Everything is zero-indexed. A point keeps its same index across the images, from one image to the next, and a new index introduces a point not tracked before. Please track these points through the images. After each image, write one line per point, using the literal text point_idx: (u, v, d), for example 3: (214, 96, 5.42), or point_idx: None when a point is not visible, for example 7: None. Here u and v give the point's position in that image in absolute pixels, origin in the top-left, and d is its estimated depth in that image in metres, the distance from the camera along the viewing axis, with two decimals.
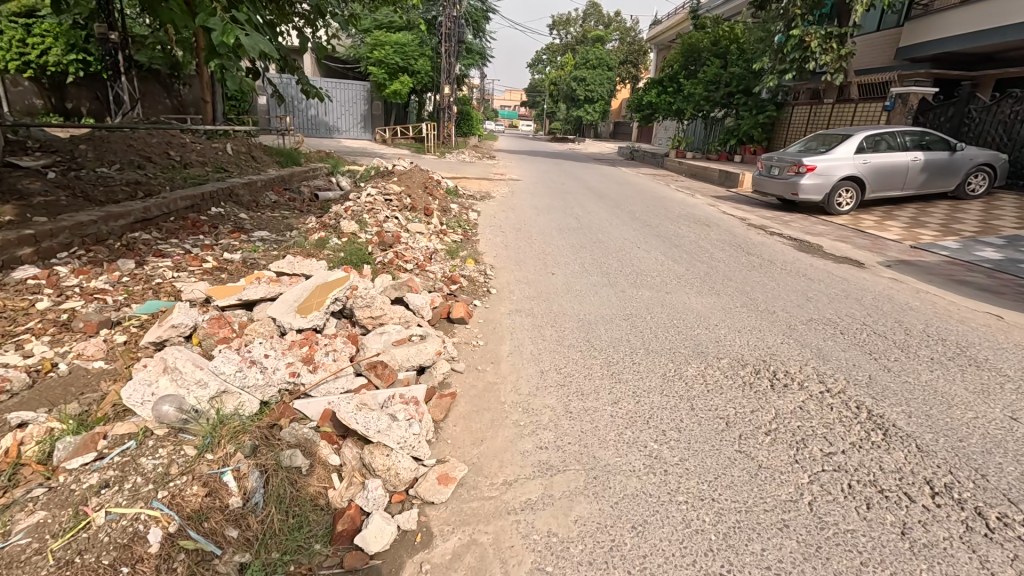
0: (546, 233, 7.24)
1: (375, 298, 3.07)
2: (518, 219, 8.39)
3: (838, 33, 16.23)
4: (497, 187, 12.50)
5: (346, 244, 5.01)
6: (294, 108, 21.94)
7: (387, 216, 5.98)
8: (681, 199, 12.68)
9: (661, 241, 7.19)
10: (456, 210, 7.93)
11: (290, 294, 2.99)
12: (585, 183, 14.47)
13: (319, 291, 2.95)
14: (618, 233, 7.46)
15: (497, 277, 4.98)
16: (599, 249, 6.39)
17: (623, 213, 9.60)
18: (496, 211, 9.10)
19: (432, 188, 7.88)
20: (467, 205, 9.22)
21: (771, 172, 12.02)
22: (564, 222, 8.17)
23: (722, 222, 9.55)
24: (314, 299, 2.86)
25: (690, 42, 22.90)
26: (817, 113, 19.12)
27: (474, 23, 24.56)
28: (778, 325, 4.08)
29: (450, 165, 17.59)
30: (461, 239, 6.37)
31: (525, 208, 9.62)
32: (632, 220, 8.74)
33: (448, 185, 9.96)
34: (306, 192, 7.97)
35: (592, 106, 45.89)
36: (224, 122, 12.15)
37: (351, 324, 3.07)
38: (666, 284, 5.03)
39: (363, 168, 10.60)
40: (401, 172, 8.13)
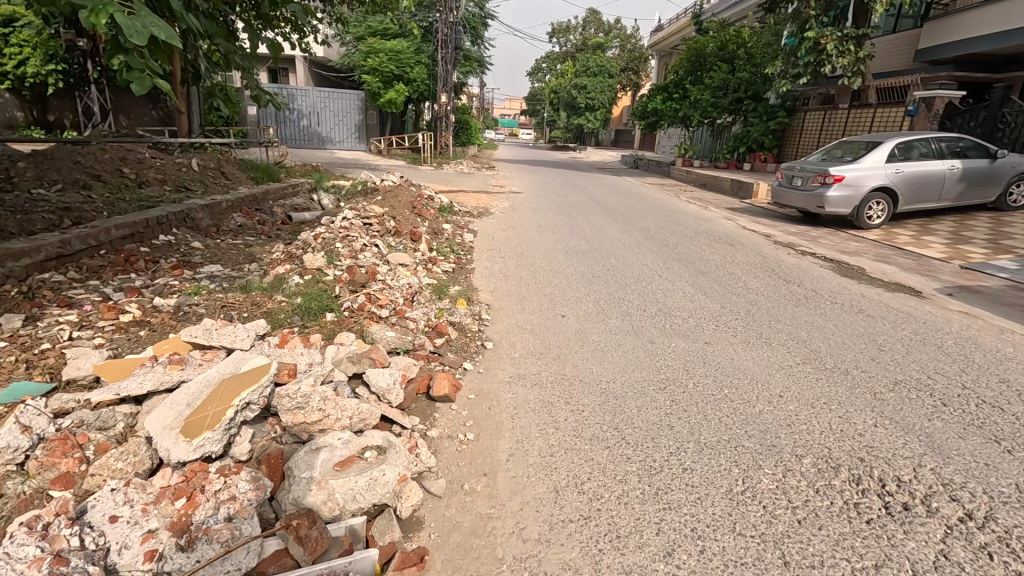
0: (552, 258, 6.33)
1: (310, 393, 2.13)
2: (519, 240, 7.48)
3: (854, 35, 15.40)
4: (497, 201, 11.59)
5: (308, 283, 4.07)
6: (285, 119, 21.21)
7: (365, 244, 5.06)
8: (695, 213, 11.75)
9: (684, 267, 6.24)
10: (450, 232, 7.02)
11: (182, 392, 2.04)
12: (591, 195, 13.57)
13: (221, 391, 2.00)
14: (633, 257, 6.55)
15: (494, 322, 4.04)
16: (614, 279, 5.45)
17: (637, 230, 8.68)
18: (496, 231, 8.19)
19: (422, 207, 6.96)
20: (463, 224, 8.31)
21: (793, 183, 11.10)
22: (571, 243, 7.26)
23: (745, 240, 8.61)
24: (209, 410, 1.91)
25: (695, 47, 22.10)
26: (832, 118, 18.27)
27: (473, 30, 23.83)
28: (861, 395, 3.12)
29: (447, 177, 16.72)
30: (453, 270, 5.45)
31: (528, 225, 8.71)
32: (648, 239, 7.81)
33: (443, 202, 9.05)
34: (281, 212, 7.09)
35: (593, 114, 45.13)
36: (201, 134, 11.27)
37: (276, 431, 2.13)
38: (701, 330, 4.09)
39: (350, 183, 9.71)
40: (389, 190, 7.24)
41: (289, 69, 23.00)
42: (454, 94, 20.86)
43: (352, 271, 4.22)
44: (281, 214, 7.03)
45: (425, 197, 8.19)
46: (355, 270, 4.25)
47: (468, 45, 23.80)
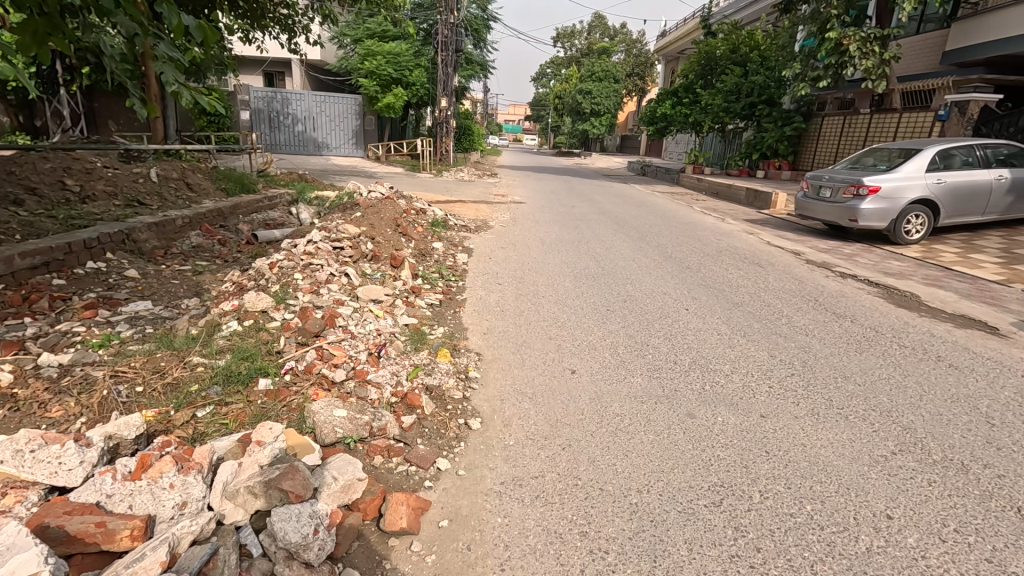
0: (558, 285, 5.43)
1: None
2: (520, 260, 6.60)
3: (878, 36, 14.51)
4: (498, 213, 10.69)
5: (243, 334, 3.17)
6: (280, 124, 20.49)
7: (331, 276, 4.19)
8: (712, 226, 10.83)
9: (713, 296, 5.34)
10: (441, 253, 6.14)
11: None
12: (600, 205, 12.64)
13: None
14: (653, 284, 5.64)
15: (485, 385, 3.14)
16: (632, 316, 4.55)
17: (651, 247, 7.78)
18: (494, 249, 7.29)
19: (408, 223, 6.06)
20: (457, 241, 7.43)
21: (821, 194, 10.16)
22: (579, 265, 6.38)
23: (774, 259, 7.70)
24: None
25: (705, 49, 21.17)
26: (853, 124, 17.36)
27: (474, 33, 23.06)
28: (1004, 515, 2.19)
29: (446, 185, 15.87)
30: (440, 305, 4.56)
31: (530, 242, 7.83)
32: (666, 260, 6.89)
33: (436, 216, 8.18)
34: (247, 228, 6.21)
35: (599, 119, 44.22)
36: (177, 140, 10.44)
37: None
38: (752, 395, 3.16)
39: (334, 194, 8.85)
40: (371, 203, 6.37)
41: (285, 73, 22.28)
42: (455, 98, 20.04)
43: (304, 314, 3.36)
44: (248, 231, 6.17)
45: (415, 212, 7.32)
46: (309, 313, 3.37)
47: (470, 49, 23.04)
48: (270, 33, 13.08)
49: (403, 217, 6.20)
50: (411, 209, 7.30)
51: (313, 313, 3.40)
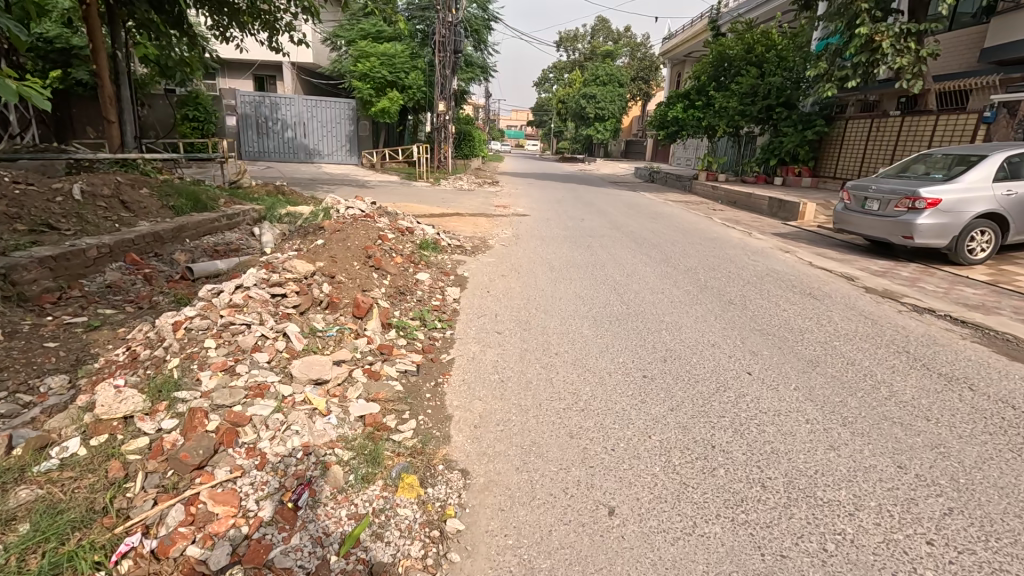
0: (574, 334, 4.23)
1: None
2: (525, 294, 5.40)
3: (914, 31, 13.28)
4: (498, 228, 9.51)
5: (79, 472, 1.98)
6: (268, 130, 19.43)
7: (260, 343, 2.98)
8: (739, 242, 9.62)
9: (775, 348, 4.13)
10: (427, 287, 4.94)
11: None
12: (611, 218, 11.47)
13: None
14: (691, 330, 4.45)
15: (471, 554, 1.90)
16: (679, 388, 3.35)
17: (680, 273, 6.57)
18: (494, 276, 6.09)
19: (384, 250, 4.85)
20: (450, 268, 6.24)
21: (866, 207, 8.92)
22: (597, 301, 5.18)
23: (825, 287, 6.49)
24: None
25: (719, 49, 19.85)
26: (881, 127, 16.13)
27: (475, 34, 22.00)
28: None
29: (443, 195, 14.74)
30: (417, 374, 3.35)
31: (536, 266, 6.64)
32: (701, 292, 5.69)
33: (427, 237, 6.98)
34: (187, 258, 5.04)
35: (603, 124, 43.12)
36: (135, 147, 9.25)
37: None
38: (911, 569, 1.92)
39: (310, 210, 7.69)
40: (341, 225, 5.18)
41: (277, 77, 21.35)
42: (453, 102, 18.89)
43: (189, 427, 2.17)
44: (188, 261, 4.99)
45: (397, 234, 6.13)
46: (198, 423, 2.19)
47: (469, 51, 21.97)
48: (250, 31, 11.99)
49: (381, 241, 5.01)
50: (392, 231, 6.10)
51: (205, 422, 2.21)
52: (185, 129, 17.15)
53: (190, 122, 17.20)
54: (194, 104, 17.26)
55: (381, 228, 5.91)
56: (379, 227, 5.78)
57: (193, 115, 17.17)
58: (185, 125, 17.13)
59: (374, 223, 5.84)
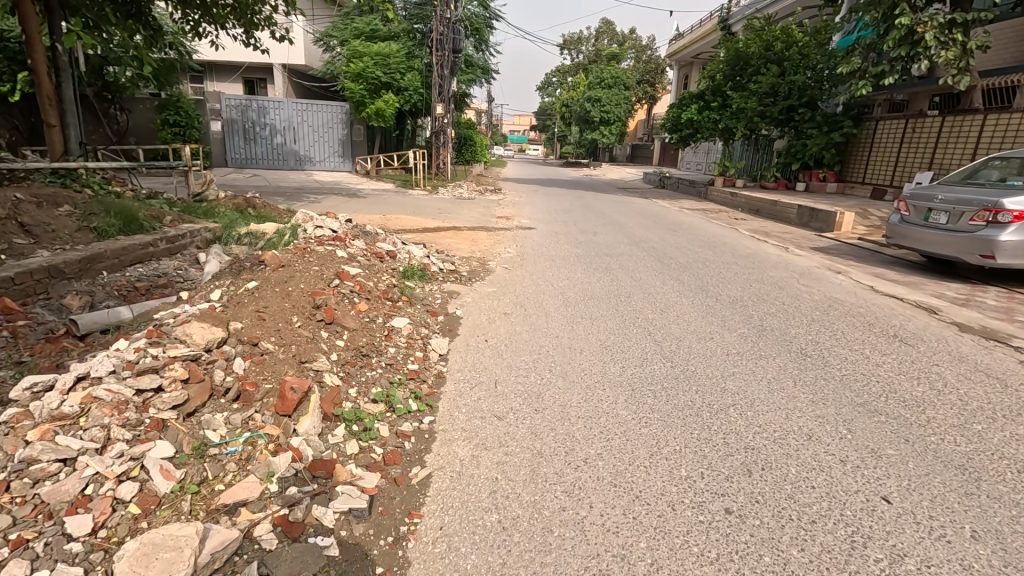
0: (606, 421, 2.96)
1: None
2: (535, 343, 4.13)
3: (960, 22, 12.00)
4: (500, 246, 8.28)
5: None
6: (256, 136, 18.26)
7: (86, 493, 1.82)
8: (777, 259, 8.36)
9: (897, 441, 2.86)
10: (404, 340, 3.68)
11: None
12: (628, 231, 10.23)
13: None
14: (769, 410, 3.17)
15: None
16: (788, 539, 2.10)
17: (726, 308, 5.31)
18: (495, 315, 4.85)
19: (345, 293, 3.59)
20: (438, 303, 5.01)
21: (930, 219, 7.63)
22: (629, 356, 3.92)
23: (907, 323, 5.23)
24: None
25: (736, 47, 18.57)
26: (917, 128, 14.84)
27: (475, 33, 20.84)
28: None
29: (439, 205, 13.53)
30: (365, 518, 2.07)
31: (547, 299, 5.40)
32: (759, 337, 4.45)
33: (413, 263, 5.76)
34: (83, 304, 3.79)
35: (609, 127, 41.89)
36: (83, 155, 8.00)
37: None
38: None
39: (274, 229, 6.48)
40: (291, 256, 3.96)
41: (267, 80, 20.30)
42: (452, 105, 17.70)
43: None
44: (85, 309, 3.75)
45: (370, 263, 4.91)
46: None
47: (469, 51, 20.81)
48: (225, 26, 10.81)
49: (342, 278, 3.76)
50: (364, 260, 4.88)
51: None
52: (166, 134, 16.14)
53: (170, 125, 16.19)
54: (175, 108, 16.20)
55: (348, 257, 4.69)
56: (346, 259, 4.56)
57: (173, 119, 16.16)
58: (165, 130, 16.14)
59: (339, 252, 4.64)
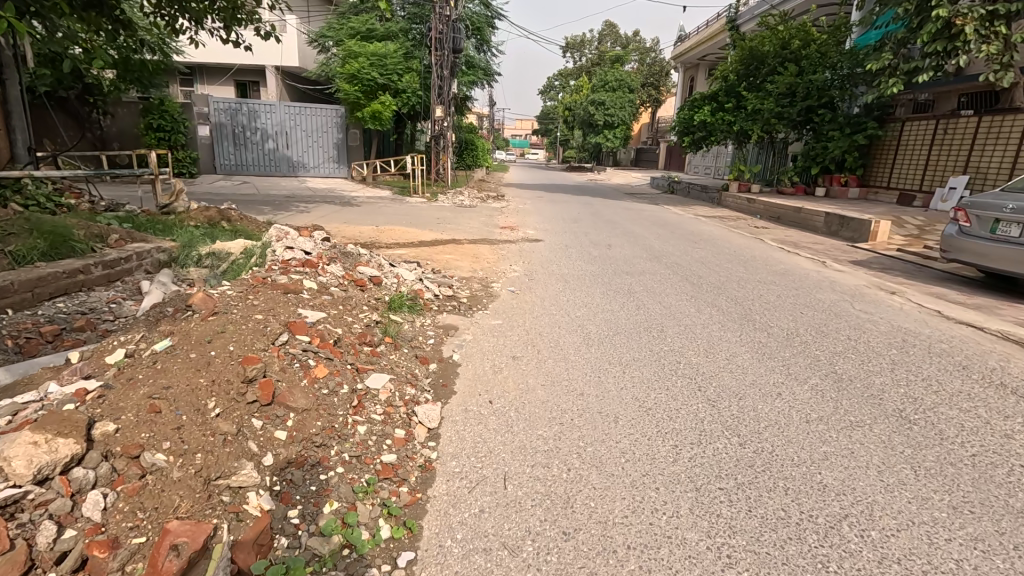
0: (673, 559, 2.00)
1: None
2: (557, 405, 3.18)
3: (1003, 13, 11.08)
4: (504, 263, 7.36)
5: None
6: (247, 141, 17.43)
7: None
8: (818, 276, 7.42)
9: None
10: (380, 410, 2.78)
11: None
12: (646, 243, 9.28)
13: None
14: (902, 528, 2.20)
15: None
16: None
17: (784, 347, 4.36)
18: (502, 359, 3.91)
19: (295, 356, 2.69)
20: (432, 343, 4.09)
21: (998, 231, 6.69)
22: (680, 429, 2.96)
23: (1006, 362, 4.27)
24: None
25: (750, 45, 17.59)
26: (950, 129, 13.97)
27: (477, 33, 20.00)
28: None
29: (438, 213, 12.63)
30: None
31: (565, 335, 4.45)
32: (840, 393, 3.48)
33: (402, 291, 4.84)
34: None
35: (613, 131, 40.98)
36: (30, 160, 7.04)
37: None
38: None
39: (243, 248, 5.57)
40: (231, 299, 3.11)
41: (260, 83, 19.50)
42: (453, 107, 16.81)
43: None
44: None
45: (345, 297, 4.01)
46: None
47: (470, 52, 19.99)
48: (205, 22, 9.95)
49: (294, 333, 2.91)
50: (338, 294, 3.99)
51: None
52: (148, 139, 15.22)
53: (153, 129, 15.29)
54: (159, 112, 15.31)
55: (316, 293, 3.82)
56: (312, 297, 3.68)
57: (157, 124, 15.29)
58: (147, 134, 15.24)
59: (305, 288, 3.77)
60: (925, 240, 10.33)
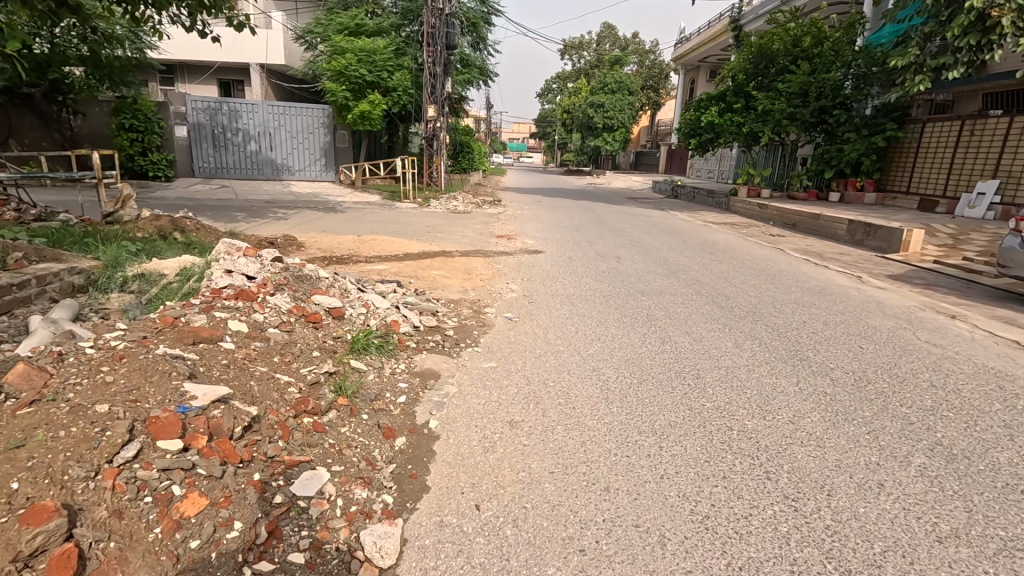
0: None
1: None
2: (573, 516, 2.21)
3: None
4: (499, 280, 6.41)
5: None
6: (227, 143, 16.44)
7: None
8: (858, 295, 6.48)
9: None
10: (294, 555, 1.83)
11: None
12: (658, 256, 8.32)
13: None
14: None
15: None
16: None
17: (859, 401, 3.38)
18: (495, 423, 2.94)
19: (127, 499, 1.77)
20: (400, 400, 3.10)
21: None
22: (763, 563, 1.97)
23: None
24: None
25: (759, 42, 16.61)
26: (978, 130, 13.15)
27: (472, 29, 19.06)
28: None
29: (428, 220, 11.67)
30: None
31: (577, 386, 3.47)
32: (965, 483, 2.51)
33: (370, 326, 3.85)
34: None
35: (612, 134, 40.11)
36: None
37: None
38: None
39: (182, 267, 4.56)
40: (70, 378, 2.21)
41: (244, 82, 18.58)
42: (446, 107, 15.86)
43: None
44: None
45: (283, 345, 3.03)
46: None
47: (466, 49, 19.05)
48: (169, 11, 9.02)
49: (152, 440, 1.99)
50: (273, 342, 3.01)
51: None
52: (120, 140, 14.18)
53: (125, 131, 14.27)
54: (131, 111, 14.25)
55: (238, 346, 2.83)
56: (227, 353, 2.69)
57: (130, 124, 14.23)
58: (119, 135, 14.21)
59: (223, 339, 2.79)
60: (963, 251, 9.39)
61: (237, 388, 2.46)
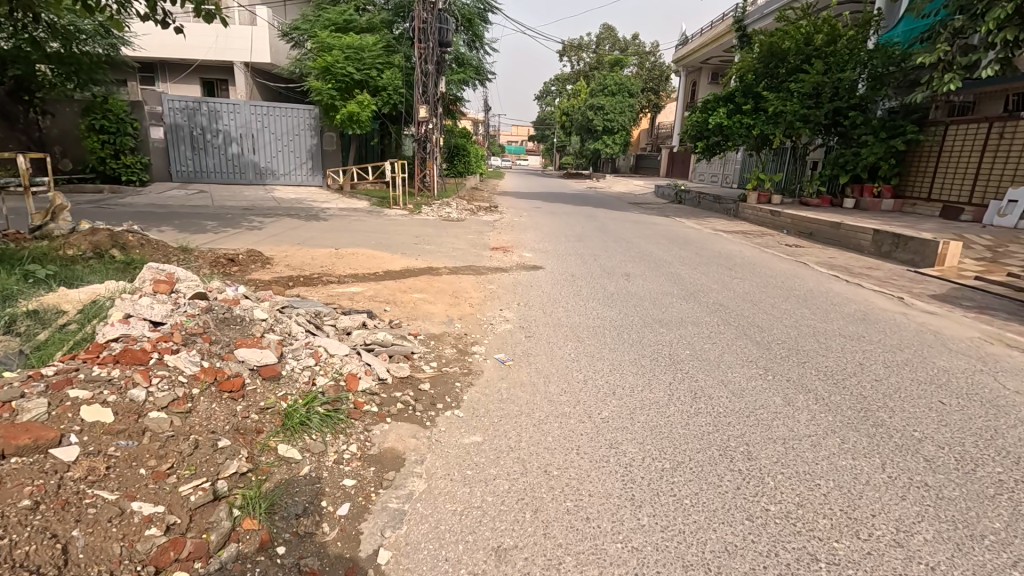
0: None
1: None
2: None
3: None
4: (491, 305, 5.50)
5: None
6: (206, 145, 15.52)
7: None
8: (908, 323, 5.58)
9: None
10: None
11: None
12: (672, 272, 7.41)
13: None
14: None
15: None
16: None
17: (977, 501, 2.47)
18: (476, 554, 2.03)
19: None
20: (339, 514, 2.16)
21: None
22: None
23: None
24: None
25: (768, 41, 15.70)
26: (1007, 133, 12.31)
27: (468, 27, 18.20)
28: None
29: (418, 229, 10.76)
30: None
31: (591, 477, 2.55)
32: None
33: (314, 388, 2.92)
34: None
35: (612, 137, 39.24)
36: None
37: None
38: None
39: (90, 299, 3.62)
40: None
41: (228, 81, 17.70)
42: (439, 107, 14.96)
43: None
44: None
45: (165, 441, 2.15)
46: None
47: (461, 48, 18.20)
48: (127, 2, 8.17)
49: None
50: (146, 438, 2.12)
51: None
52: (89, 143, 13.20)
53: (92, 133, 13.28)
54: (101, 111, 13.30)
55: (83, 455, 1.95)
56: (44, 479, 1.81)
57: (100, 125, 13.28)
58: (87, 138, 13.23)
59: (56, 448, 1.92)
60: (1006, 265, 8.49)
61: (24, 566, 1.54)
